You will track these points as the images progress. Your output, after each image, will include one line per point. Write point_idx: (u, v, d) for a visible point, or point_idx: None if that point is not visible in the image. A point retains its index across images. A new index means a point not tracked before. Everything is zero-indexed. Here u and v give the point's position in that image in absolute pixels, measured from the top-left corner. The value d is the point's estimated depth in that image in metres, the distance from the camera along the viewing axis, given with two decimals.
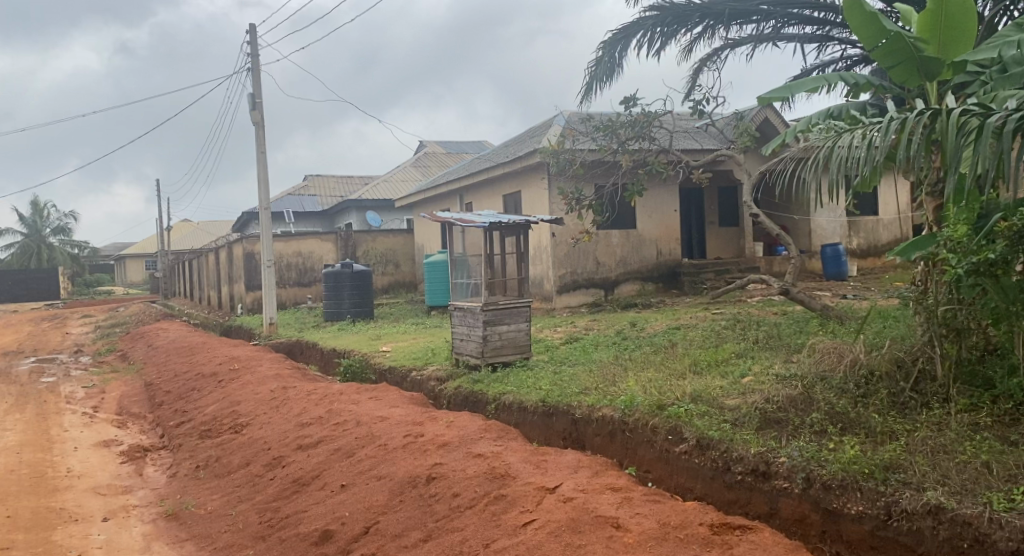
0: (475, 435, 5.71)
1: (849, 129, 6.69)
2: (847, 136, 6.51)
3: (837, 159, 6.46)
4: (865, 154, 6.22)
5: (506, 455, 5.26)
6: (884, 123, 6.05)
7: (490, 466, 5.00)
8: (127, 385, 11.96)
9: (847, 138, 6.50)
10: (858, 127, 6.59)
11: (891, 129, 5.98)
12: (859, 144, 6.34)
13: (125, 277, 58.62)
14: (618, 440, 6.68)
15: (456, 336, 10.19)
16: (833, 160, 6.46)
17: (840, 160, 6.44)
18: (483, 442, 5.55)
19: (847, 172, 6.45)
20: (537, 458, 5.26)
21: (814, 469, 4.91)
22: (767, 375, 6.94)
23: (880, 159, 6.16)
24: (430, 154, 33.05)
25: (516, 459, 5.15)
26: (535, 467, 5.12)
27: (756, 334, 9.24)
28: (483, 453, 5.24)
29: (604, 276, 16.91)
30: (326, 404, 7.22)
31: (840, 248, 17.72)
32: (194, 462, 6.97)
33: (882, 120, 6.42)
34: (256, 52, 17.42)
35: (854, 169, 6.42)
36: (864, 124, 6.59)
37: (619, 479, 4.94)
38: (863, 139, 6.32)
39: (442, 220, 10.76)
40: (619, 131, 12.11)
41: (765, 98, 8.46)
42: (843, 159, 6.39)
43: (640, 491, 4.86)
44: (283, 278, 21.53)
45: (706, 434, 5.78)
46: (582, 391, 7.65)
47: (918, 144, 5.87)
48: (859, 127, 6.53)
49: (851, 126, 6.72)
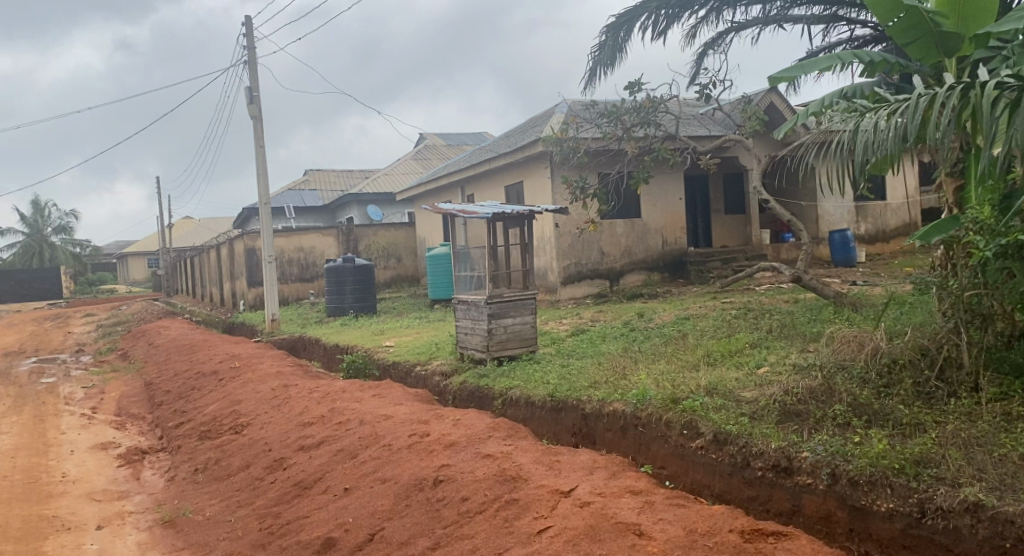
0: (483, 434, 5.47)
1: (872, 109, 6.49)
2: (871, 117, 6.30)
3: (861, 142, 6.26)
4: (891, 135, 6.01)
5: (517, 455, 5.03)
6: (912, 101, 5.85)
7: (500, 468, 4.78)
8: (127, 385, 11.74)
9: (870, 120, 6.30)
10: (880, 108, 6.38)
11: (919, 108, 5.77)
12: (884, 125, 6.13)
13: (127, 276, 58.46)
14: (631, 435, 6.49)
15: (461, 330, 9.99)
16: (858, 144, 6.26)
17: (865, 142, 6.22)
18: (494, 441, 5.33)
19: (872, 155, 6.24)
20: (549, 458, 5.03)
21: (839, 465, 4.69)
22: (784, 365, 6.73)
23: (908, 139, 5.95)
24: (431, 146, 32.76)
25: (527, 460, 4.92)
26: (547, 468, 4.87)
27: (770, 322, 9.02)
28: (493, 454, 5.02)
29: (609, 266, 16.67)
30: (328, 403, 6.99)
31: (849, 233, 17.48)
32: (192, 465, 6.75)
33: (908, 99, 6.22)
34: (253, 44, 17.19)
35: (880, 153, 6.21)
36: (888, 104, 6.37)
37: (638, 480, 4.71)
38: (889, 119, 6.11)
39: (444, 212, 10.51)
40: (623, 117, 11.70)
41: (776, 78, 8.19)
42: (869, 142, 6.19)
43: (660, 493, 4.62)
44: (284, 273, 21.31)
45: (724, 428, 5.58)
46: (591, 385, 7.45)
47: (950, 122, 5.66)
48: (882, 107, 6.32)
49: (873, 107, 6.51)
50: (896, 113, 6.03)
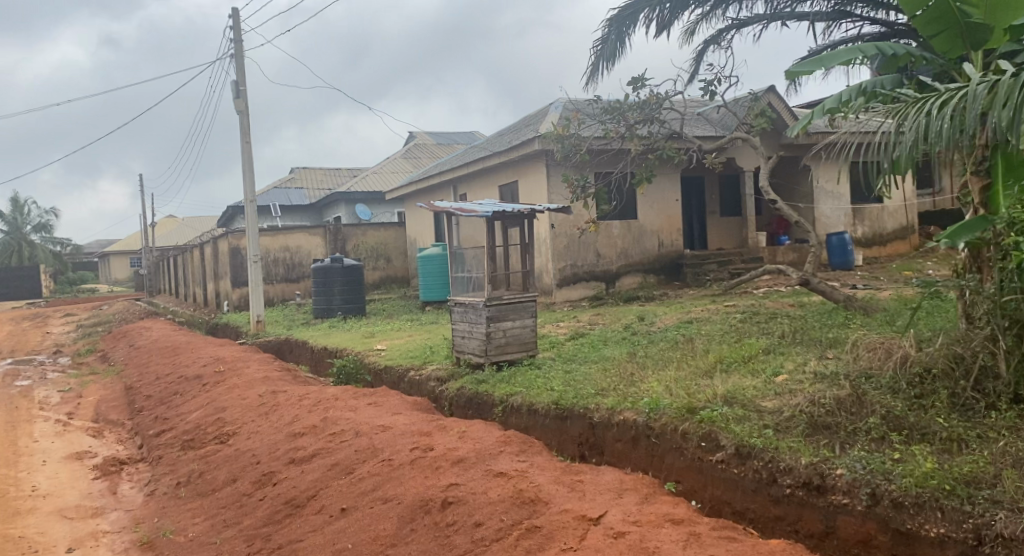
0: (494, 449, 5.05)
1: (919, 100, 6.05)
2: (920, 108, 5.87)
3: (910, 136, 5.81)
4: (946, 127, 5.57)
5: (533, 474, 4.61)
6: (971, 88, 5.42)
7: (517, 489, 4.37)
8: (105, 389, 11.21)
9: (919, 112, 5.86)
10: (927, 99, 5.97)
11: (980, 96, 5.35)
12: (934, 116, 5.73)
13: (109, 276, 57.53)
14: (643, 446, 6.12)
15: (458, 333, 9.63)
16: (908, 137, 5.81)
17: (914, 133, 5.79)
18: (506, 457, 4.93)
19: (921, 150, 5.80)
20: (570, 478, 4.62)
21: (880, 484, 4.33)
22: (804, 373, 6.37)
23: (966, 130, 5.50)
24: (420, 145, 32.31)
25: (544, 480, 4.50)
26: (569, 490, 4.47)
27: (780, 327, 8.67)
28: (505, 473, 4.60)
29: (605, 268, 16.31)
30: (321, 412, 6.56)
31: (846, 236, 17.23)
32: (174, 477, 6.29)
33: (961, 88, 5.78)
34: (239, 37, 16.71)
35: (932, 146, 5.76)
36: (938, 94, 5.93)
37: (672, 506, 4.32)
38: (941, 109, 5.68)
39: (440, 210, 10.10)
40: (626, 114, 11.27)
41: (794, 71, 7.83)
42: (920, 134, 5.74)
43: (703, 523, 4.18)
44: (270, 273, 20.79)
45: (747, 442, 5.21)
46: (598, 392, 7.08)
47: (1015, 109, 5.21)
48: (930, 97, 5.90)
49: (919, 99, 6.09)
50: (952, 102, 5.59)
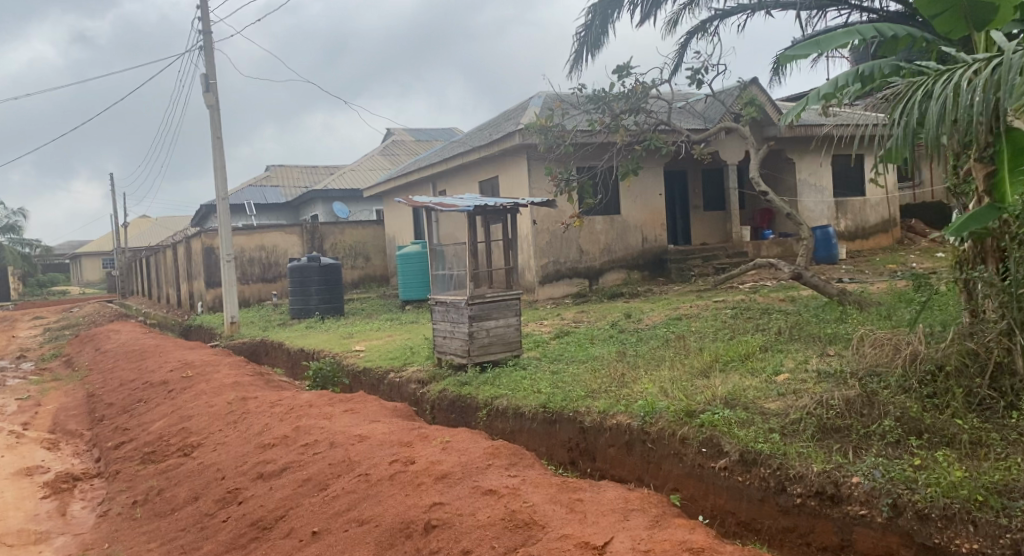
0: (482, 462, 4.63)
1: (943, 71, 5.61)
2: (946, 79, 5.43)
3: (938, 109, 5.37)
4: (978, 98, 5.13)
5: (527, 492, 4.21)
6: (1008, 56, 4.99)
7: (509, 510, 3.96)
8: (67, 397, 10.66)
9: (946, 83, 5.41)
10: (953, 71, 5.54)
11: (1016, 63, 4.92)
12: (963, 89, 5.29)
13: (81, 277, 56.47)
14: (638, 452, 5.75)
15: (439, 333, 9.25)
16: (935, 110, 5.37)
17: (941, 106, 5.36)
18: (496, 472, 4.51)
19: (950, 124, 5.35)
20: (568, 496, 4.22)
21: (902, 494, 3.97)
22: (806, 372, 5.99)
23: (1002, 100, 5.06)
24: (398, 142, 31.78)
25: (541, 499, 4.09)
26: (567, 510, 4.07)
27: (776, 323, 8.34)
28: (496, 490, 4.20)
29: (588, 265, 15.97)
30: (292, 420, 6.11)
31: (829, 230, 17.01)
32: (131, 496, 5.79)
33: (990, 57, 5.35)
34: (208, 28, 16.13)
35: (960, 121, 5.32)
36: (965, 65, 5.50)
37: (683, 529, 3.92)
38: (972, 80, 5.25)
39: (421, 204, 9.67)
40: (612, 103, 10.83)
41: (788, 55, 7.36)
42: (948, 107, 5.30)
43: (716, 544, 3.78)
44: (244, 273, 20.20)
45: (752, 447, 4.83)
46: (588, 394, 6.72)
47: None
48: (957, 68, 5.47)
49: (942, 71, 5.66)
50: (985, 71, 5.16)
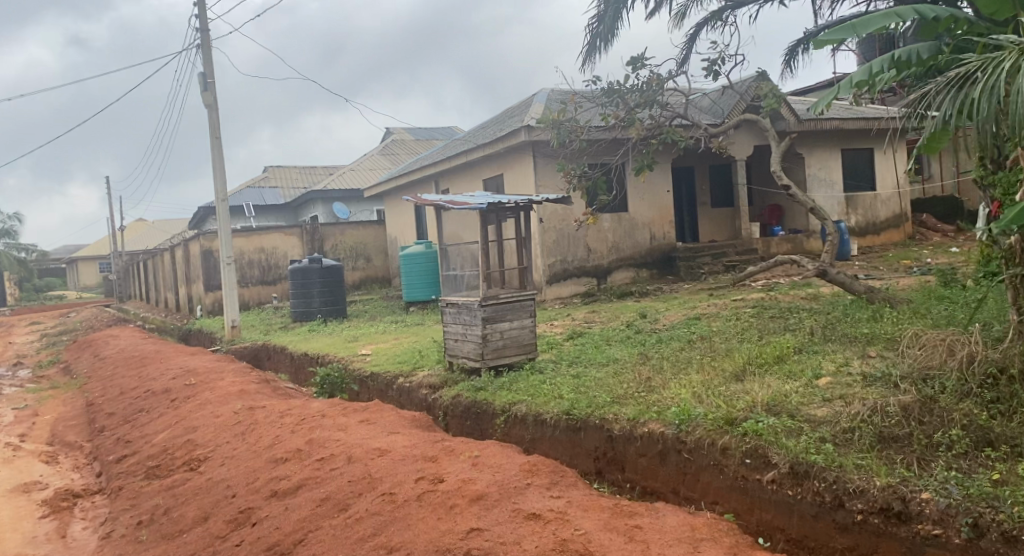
0: (518, 482, 4.29)
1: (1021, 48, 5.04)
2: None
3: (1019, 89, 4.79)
4: None
5: (572, 518, 3.86)
6: None
7: (558, 540, 3.63)
8: (65, 406, 10.27)
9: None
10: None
11: None
12: None
13: (77, 281, 56.06)
14: (672, 463, 5.38)
15: (450, 336, 8.90)
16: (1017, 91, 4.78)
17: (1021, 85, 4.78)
18: (536, 494, 4.19)
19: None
20: (620, 522, 3.88)
21: (984, 514, 3.64)
22: (849, 374, 5.61)
23: None
24: (398, 141, 31.38)
25: (593, 527, 3.78)
26: (622, 539, 3.72)
27: (804, 322, 8.00)
28: (539, 516, 3.85)
29: (596, 264, 15.62)
30: (305, 432, 5.76)
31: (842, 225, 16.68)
32: (135, 516, 5.43)
33: None
34: (206, 25, 15.74)
35: None
36: None
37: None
38: None
39: (430, 203, 9.30)
40: (627, 96, 10.50)
41: (820, 41, 7.05)
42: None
43: None
44: (244, 276, 19.82)
45: (803, 459, 4.46)
46: (614, 400, 6.36)
47: None
48: None
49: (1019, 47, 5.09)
50: None
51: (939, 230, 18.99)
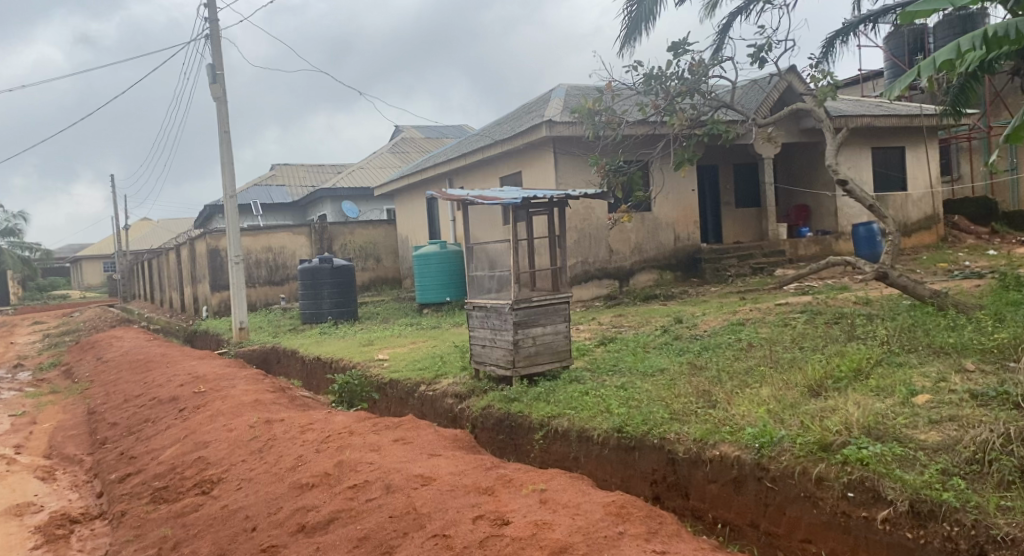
0: (596, 530, 3.64)
1: None
2: None
3: None
4: None
5: None
6: None
7: None
8: (64, 413, 9.62)
9: None
10: None
11: None
12: None
13: (82, 280, 55.51)
14: (752, 492, 4.70)
15: (478, 342, 8.23)
16: None
17: None
18: (630, 547, 3.54)
19: None
20: None
21: None
22: (953, 391, 4.93)
23: None
24: (408, 140, 30.74)
25: None
26: None
27: (868, 330, 7.32)
28: None
29: (619, 265, 14.95)
30: (334, 452, 5.11)
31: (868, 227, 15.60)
32: (140, 549, 4.78)
33: None
34: (215, 16, 15.13)
35: None
36: None
37: None
38: None
39: (455, 197, 8.60)
40: (669, 84, 9.84)
41: (907, 13, 6.46)
42: None
43: None
44: (252, 276, 19.16)
45: (926, 496, 3.81)
46: (672, 416, 5.68)
47: None
48: None
49: None
50: None
51: (971, 233, 18.23)
